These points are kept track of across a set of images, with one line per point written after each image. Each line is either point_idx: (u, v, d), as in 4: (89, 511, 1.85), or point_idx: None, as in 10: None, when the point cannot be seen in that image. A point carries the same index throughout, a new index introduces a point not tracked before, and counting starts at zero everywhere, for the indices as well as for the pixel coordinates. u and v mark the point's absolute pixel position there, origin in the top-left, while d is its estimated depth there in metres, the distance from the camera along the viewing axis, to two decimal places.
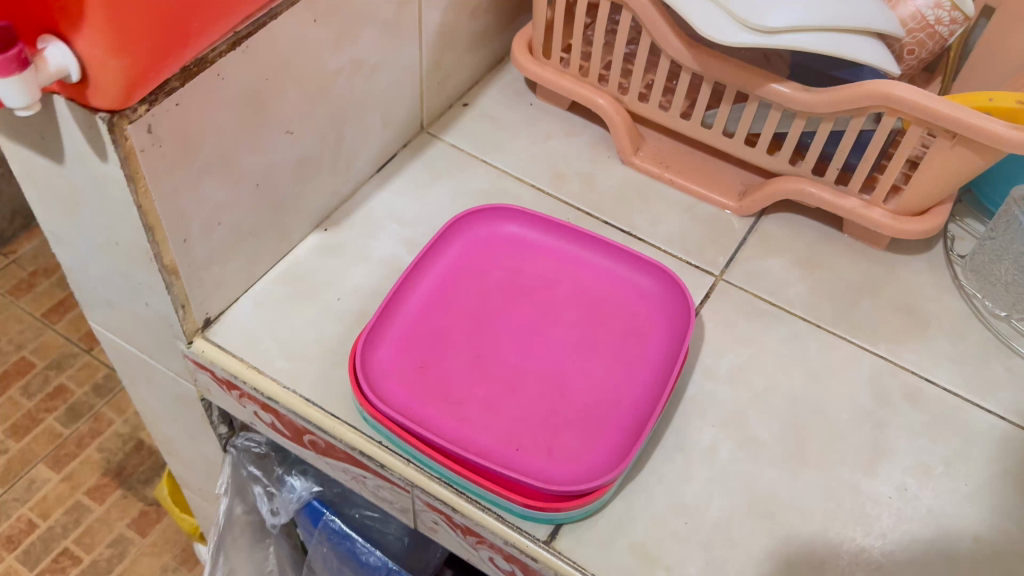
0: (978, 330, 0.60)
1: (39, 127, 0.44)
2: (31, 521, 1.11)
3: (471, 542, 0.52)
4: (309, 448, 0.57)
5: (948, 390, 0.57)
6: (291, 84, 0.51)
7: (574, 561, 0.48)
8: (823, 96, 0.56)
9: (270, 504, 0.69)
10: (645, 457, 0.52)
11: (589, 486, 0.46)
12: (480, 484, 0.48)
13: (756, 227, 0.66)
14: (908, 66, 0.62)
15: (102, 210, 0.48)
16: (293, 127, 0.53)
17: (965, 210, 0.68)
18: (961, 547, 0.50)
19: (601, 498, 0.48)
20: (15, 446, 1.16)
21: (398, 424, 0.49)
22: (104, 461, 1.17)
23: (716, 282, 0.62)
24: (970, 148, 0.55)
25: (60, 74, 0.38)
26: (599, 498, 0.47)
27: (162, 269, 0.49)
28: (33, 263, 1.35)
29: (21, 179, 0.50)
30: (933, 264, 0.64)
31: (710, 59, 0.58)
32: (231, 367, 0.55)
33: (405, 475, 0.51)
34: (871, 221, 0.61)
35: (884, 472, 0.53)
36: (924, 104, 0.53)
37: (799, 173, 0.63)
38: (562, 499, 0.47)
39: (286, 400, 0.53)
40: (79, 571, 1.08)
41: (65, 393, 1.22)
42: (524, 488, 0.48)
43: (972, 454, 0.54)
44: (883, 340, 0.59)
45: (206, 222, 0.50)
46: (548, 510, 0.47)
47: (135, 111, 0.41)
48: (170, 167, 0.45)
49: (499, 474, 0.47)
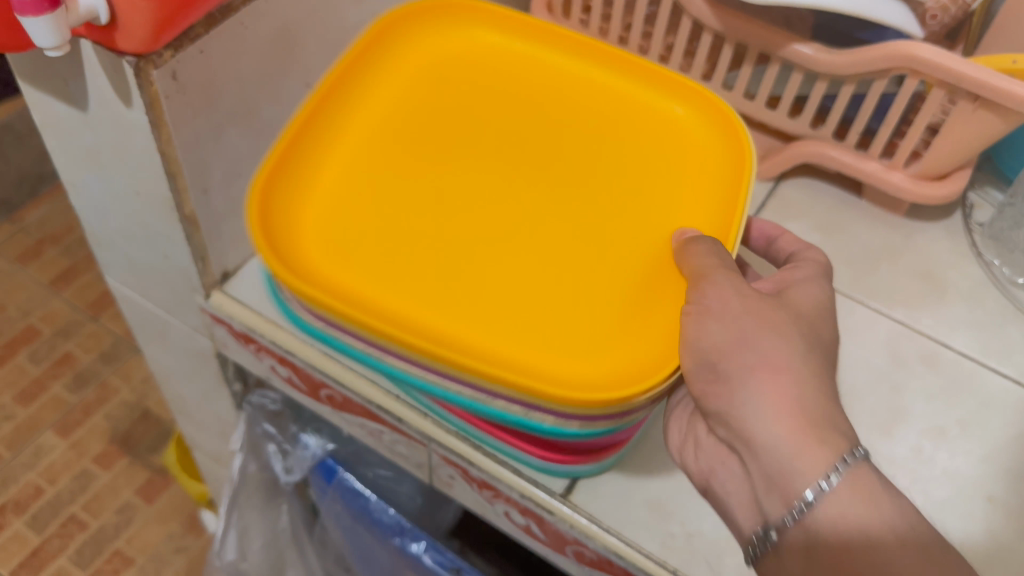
0: (994, 297, 0.60)
1: (62, 73, 0.44)
2: (38, 486, 1.11)
3: (487, 497, 0.52)
4: (324, 404, 0.58)
5: (965, 355, 0.57)
6: (313, 35, 0.50)
7: (588, 513, 0.48)
8: (846, 56, 0.55)
9: (284, 462, 0.70)
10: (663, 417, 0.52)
11: (608, 440, 0.46)
12: (498, 436, 0.48)
13: (774, 192, 0.66)
14: (930, 31, 0.61)
15: (124, 159, 0.48)
16: (314, 80, 0.53)
17: (984, 177, 0.67)
18: (976, 507, 0.50)
19: (618, 453, 0.48)
20: (21, 412, 1.17)
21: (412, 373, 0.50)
22: (111, 428, 1.17)
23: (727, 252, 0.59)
24: (992, 112, 0.54)
25: (89, 16, 0.37)
26: (616, 452, 0.48)
27: (183, 219, 0.49)
28: (40, 230, 1.35)
29: (42, 128, 0.50)
30: (950, 231, 0.64)
31: (733, 18, 0.58)
32: (248, 321, 0.54)
33: (422, 428, 0.51)
34: (892, 185, 0.61)
35: (900, 433, 0.53)
36: (947, 66, 0.52)
37: (820, 137, 0.62)
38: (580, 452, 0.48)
39: (304, 352, 0.53)
40: (86, 536, 1.08)
41: (71, 360, 1.22)
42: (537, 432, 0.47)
43: (990, 417, 0.54)
44: (900, 305, 0.59)
45: (226, 172, 0.50)
46: (566, 462, 0.47)
47: (160, 56, 0.41)
48: (193, 114, 0.45)
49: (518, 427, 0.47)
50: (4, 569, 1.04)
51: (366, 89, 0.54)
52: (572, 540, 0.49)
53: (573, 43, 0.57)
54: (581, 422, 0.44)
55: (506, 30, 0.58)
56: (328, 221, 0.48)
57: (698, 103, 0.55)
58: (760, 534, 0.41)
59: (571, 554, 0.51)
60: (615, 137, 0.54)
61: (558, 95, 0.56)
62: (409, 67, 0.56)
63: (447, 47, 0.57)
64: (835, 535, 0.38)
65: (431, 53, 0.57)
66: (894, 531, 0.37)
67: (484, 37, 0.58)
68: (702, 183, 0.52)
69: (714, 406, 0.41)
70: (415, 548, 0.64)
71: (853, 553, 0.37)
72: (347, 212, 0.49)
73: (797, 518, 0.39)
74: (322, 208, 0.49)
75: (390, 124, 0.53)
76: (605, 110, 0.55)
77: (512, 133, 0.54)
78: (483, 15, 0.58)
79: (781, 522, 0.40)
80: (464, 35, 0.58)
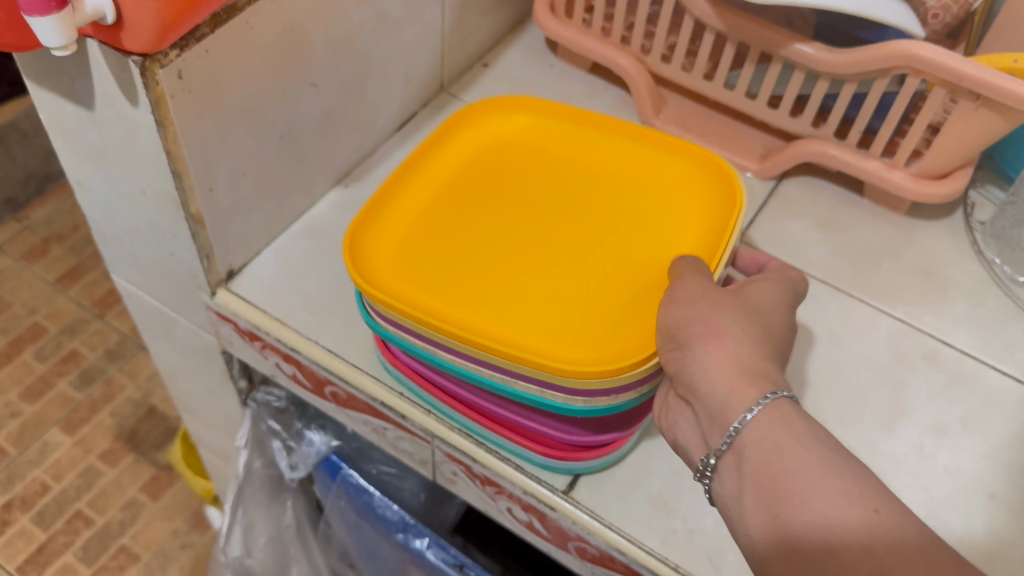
0: (996, 295, 0.60)
1: (70, 72, 0.45)
2: (44, 483, 1.12)
3: (490, 493, 0.53)
4: (329, 400, 0.58)
5: (967, 353, 0.57)
6: (318, 36, 0.51)
7: (591, 510, 0.48)
8: (847, 55, 0.55)
9: (289, 459, 0.70)
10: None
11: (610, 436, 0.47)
12: (499, 433, 0.49)
13: (777, 190, 0.66)
14: (932, 30, 0.61)
15: (129, 157, 0.48)
16: (319, 80, 0.53)
17: (985, 176, 0.68)
18: (978, 503, 0.50)
19: (620, 449, 0.49)
20: (28, 409, 1.17)
21: (419, 373, 0.50)
22: (117, 425, 1.18)
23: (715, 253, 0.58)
24: (993, 111, 0.54)
25: (95, 16, 0.38)
26: (619, 449, 0.48)
27: (189, 217, 0.50)
28: (46, 229, 1.36)
29: (49, 127, 0.51)
30: (952, 230, 0.64)
31: (734, 18, 0.58)
32: (253, 319, 0.55)
33: (425, 425, 0.51)
34: (892, 184, 0.61)
35: (901, 430, 0.53)
36: (947, 64, 0.53)
37: (822, 136, 0.63)
38: (581, 449, 0.48)
39: (308, 350, 0.54)
40: (92, 533, 1.09)
41: (77, 358, 1.23)
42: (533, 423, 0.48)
43: (992, 414, 0.54)
44: (902, 303, 0.60)
45: (232, 171, 0.50)
46: (569, 459, 0.48)
47: (166, 55, 0.41)
48: (199, 113, 0.45)
49: (518, 422, 0.48)
50: (10, 565, 1.05)
51: (418, 165, 0.56)
52: (574, 537, 0.50)
53: (600, 120, 0.59)
54: (586, 399, 0.44)
55: (538, 114, 0.61)
56: (398, 275, 0.50)
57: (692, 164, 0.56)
58: (702, 467, 0.40)
59: (574, 550, 0.51)
60: (636, 194, 0.56)
61: (588, 163, 0.58)
62: (458, 153, 0.59)
63: (487, 132, 0.60)
64: (760, 454, 0.37)
65: (478, 138, 0.60)
66: (815, 449, 0.36)
67: (514, 120, 0.61)
68: (707, 214, 0.54)
69: (675, 368, 0.41)
70: (419, 545, 0.65)
71: (775, 468, 0.36)
72: (414, 269, 0.51)
73: (729, 444, 0.38)
74: (390, 266, 0.51)
75: (443, 197, 0.55)
76: (634, 171, 0.57)
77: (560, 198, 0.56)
78: (511, 103, 0.61)
79: (719, 450, 0.39)
80: (499, 123, 0.61)
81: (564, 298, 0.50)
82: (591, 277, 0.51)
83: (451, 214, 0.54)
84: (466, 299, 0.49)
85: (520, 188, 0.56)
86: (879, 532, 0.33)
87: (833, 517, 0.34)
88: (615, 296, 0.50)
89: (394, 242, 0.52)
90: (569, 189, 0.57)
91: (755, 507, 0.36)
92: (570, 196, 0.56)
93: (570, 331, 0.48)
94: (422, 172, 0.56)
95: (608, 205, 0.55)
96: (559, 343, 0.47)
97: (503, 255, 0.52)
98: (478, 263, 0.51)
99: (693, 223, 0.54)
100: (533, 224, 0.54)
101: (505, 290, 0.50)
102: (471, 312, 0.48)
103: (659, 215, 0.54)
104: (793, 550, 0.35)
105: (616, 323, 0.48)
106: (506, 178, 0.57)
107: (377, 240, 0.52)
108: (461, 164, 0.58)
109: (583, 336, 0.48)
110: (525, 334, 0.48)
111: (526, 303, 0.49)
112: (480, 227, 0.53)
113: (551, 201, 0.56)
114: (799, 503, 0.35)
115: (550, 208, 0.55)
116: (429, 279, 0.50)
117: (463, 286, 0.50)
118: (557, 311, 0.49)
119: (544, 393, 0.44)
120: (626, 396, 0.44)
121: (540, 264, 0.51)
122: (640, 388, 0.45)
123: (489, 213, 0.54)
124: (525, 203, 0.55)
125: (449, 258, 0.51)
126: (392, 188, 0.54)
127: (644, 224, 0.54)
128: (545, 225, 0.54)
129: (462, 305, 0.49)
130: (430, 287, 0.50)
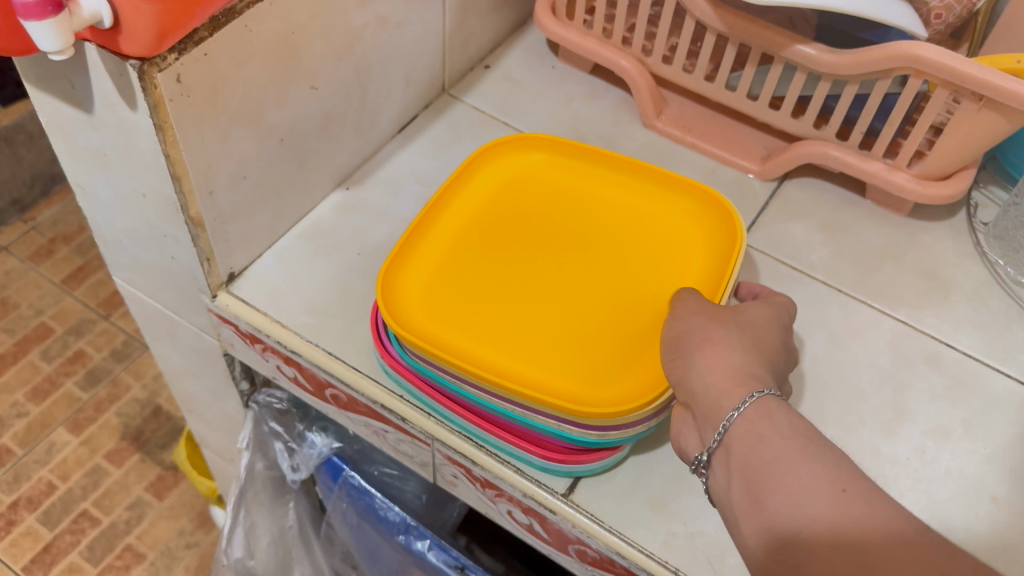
0: (999, 297, 0.60)
1: (69, 76, 0.45)
2: (50, 483, 1.12)
3: (490, 496, 0.53)
4: (330, 403, 0.58)
5: (969, 355, 0.57)
6: (317, 39, 0.51)
7: (591, 513, 0.48)
8: (849, 56, 0.55)
9: (290, 460, 0.71)
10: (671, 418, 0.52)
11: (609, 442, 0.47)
12: (500, 438, 0.49)
13: (778, 191, 0.66)
14: (934, 31, 0.61)
15: (129, 161, 0.48)
16: (318, 82, 0.53)
17: (989, 176, 0.67)
18: (980, 507, 0.50)
19: (618, 455, 0.49)
20: (34, 409, 1.18)
21: (426, 383, 0.50)
22: (122, 425, 1.18)
23: None
24: (996, 112, 0.54)
25: (93, 20, 0.38)
26: (617, 453, 0.48)
27: (188, 220, 0.50)
28: (53, 229, 1.37)
29: (50, 131, 0.51)
30: (955, 231, 0.64)
31: (736, 19, 0.58)
32: (254, 321, 0.55)
33: (425, 428, 0.51)
34: (894, 185, 0.61)
35: (903, 432, 0.53)
36: (950, 65, 0.52)
37: (824, 137, 0.63)
38: (581, 451, 0.48)
39: (308, 352, 0.54)
40: (98, 532, 1.09)
41: (83, 358, 1.23)
42: (538, 439, 0.48)
43: (993, 417, 0.54)
44: (903, 305, 0.59)
45: (232, 174, 0.50)
46: (567, 462, 0.48)
47: (164, 59, 0.41)
48: (198, 117, 0.45)
49: (521, 427, 0.48)
50: (17, 564, 1.06)
51: (442, 206, 0.56)
52: (574, 540, 0.49)
53: (619, 163, 0.60)
54: (598, 433, 0.46)
55: (556, 154, 0.61)
56: (426, 327, 0.50)
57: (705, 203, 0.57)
58: (696, 462, 0.40)
59: (574, 553, 0.51)
60: (648, 235, 0.57)
61: (603, 205, 0.59)
62: (479, 191, 0.59)
63: (506, 171, 0.60)
64: (744, 446, 0.37)
65: (499, 173, 0.60)
66: (797, 441, 0.36)
67: (532, 157, 0.61)
68: (711, 252, 0.56)
69: (674, 376, 0.42)
70: (420, 547, 0.65)
71: (756, 459, 0.36)
72: (439, 317, 0.51)
73: (720, 441, 0.38)
74: (417, 314, 0.51)
75: (467, 239, 0.56)
76: (647, 214, 0.58)
77: (575, 240, 0.56)
78: (530, 140, 0.61)
79: (710, 447, 0.39)
80: (517, 161, 0.61)
81: (583, 343, 0.50)
82: (605, 319, 0.52)
83: (474, 258, 0.55)
84: (491, 350, 0.50)
85: (540, 230, 0.57)
86: (852, 514, 0.33)
87: (808, 501, 0.34)
88: (627, 337, 0.51)
89: (419, 288, 0.52)
90: (587, 232, 0.57)
91: (740, 496, 0.37)
92: (587, 239, 0.57)
93: (587, 373, 0.49)
94: (443, 214, 0.56)
95: (622, 248, 0.56)
96: (574, 386, 0.48)
97: (525, 301, 0.53)
98: (502, 310, 0.52)
99: (697, 261, 0.55)
100: (552, 269, 0.54)
101: (528, 338, 0.51)
102: (495, 364, 0.49)
103: (669, 257, 0.56)
104: (771, 535, 0.35)
105: (629, 363, 0.49)
106: (525, 219, 0.58)
107: (404, 286, 0.52)
108: (483, 203, 0.58)
109: (597, 376, 0.49)
110: (547, 385, 0.48)
111: (547, 350, 0.50)
112: (503, 272, 0.54)
113: (569, 244, 0.56)
114: (776, 489, 0.35)
115: (569, 253, 0.56)
116: (454, 328, 0.51)
117: (487, 334, 0.50)
118: (575, 355, 0.50)
119: (560, 426, 0.46)
120: (631, 432, 0.46)
121: (561, 309, 0.52)
122: (646, 423, 0.46)
123: (511, 256, 0.55)
124: (545, 245, 0.56)
125: (472, 305, 0.52)
126: (420, 227, 0.54)
127: (654, 266, 0.55)
128: (564, 269, 0.55)
129: (487, 357, 0.49)
130: (454, 337, 0.50)
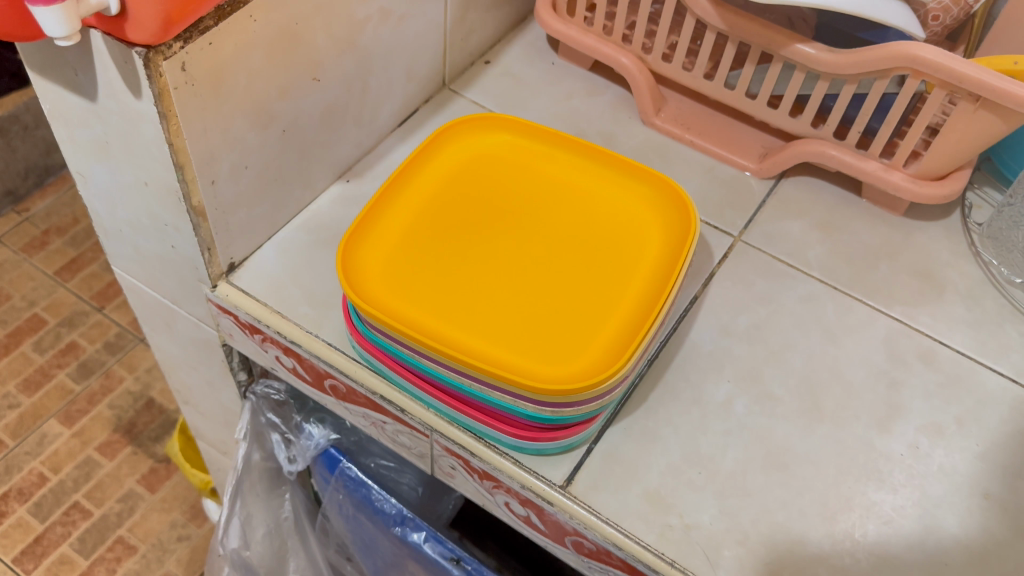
0: (992, 296, 0.61)
1: (73, 64, 0.45)
2: (42, 474, 1.12)
3: (488, 487, 0.53)
4: (328, 394, 0.58)
5: (962, 353, 0.57)
6: (320, 30, 0.51)
7: (589, 505, 0.48)
8: (847, 56, 0.56)
9: (287, 452, 0.70)
10: (636, 395, 0.53)
11: (575, 418, 0.48)
12: (471, 416, 0.49)
13: (776, 190, 0.66)
14: (931, 33, 0.62)
15: (132, 149, 0.48)
16: (321, 73, 0.53)
17: (983, 178, 0.68)
18: (970, 503, 0.51)
19: (586, 431, 0.49)
20: (26, 400, 1.18)
21: (394, 360, 0.51)
22: (115, 418, 1.18)
23: (713, 271, 0.60)
24: (993, 112, 0.55)
25: (100, 6, 0.38)
26: (583, 431, 0.49)
27: (191, 210, 0.50)
28: (46, 221, 1.36)
29: (51, 119, 0.51)
30: (950, 231, 0.65)
31: (737, 18, 0.58)
32: (253, 311, 0.55)
33: (424, 420, 0.52)
34: (891, 184, 0.61)
35: (897, 429, 0.53)
36: (947, 65, 0.53)
37: (822, 136, 0.63)
38: (553, 429, 0.48)
39: (308, 343, 0.54)
40: (90, 524, 1.09)
41: (76, 349, 1.23)
42: (505, 417, 0.49)
43: (985, 414, 0.54)
44: (899, 303, 0.60)
45: (234, 165, 0.51)
46: (538, 440, 0.48)
47: (169, 47, 0.41)
48: (202, 106, 0.45)
49: (488, 406, 0.49)
50: (8, 556, 1.05)
51: (406, 181, 0.57)
52: (572, 531, 0.50)
53: (579, 145, 0.60)
54: (553, 409, 0.46)
55: (520, 135, 0.61)
56: (388, 302, 0.51)
57: (660, 188, 0.57)
58: None
59: (571, 544, 0.51)
60: (610, 213, 0.58)
61: (566, 186, 0.59)
62: (444, 169, 0.59)
63: (472, 149, 0.61)
64: None
65: (463, 151, 0.60)
66: None
67: (501, 138, 0.62)
68: (666, 238, 0.56)
69: None
70: (416, 538, 0.65)
71: None
72: (400, 289, 0.51)
73: None
74: (376, 286, 0.51)
75: (430, 215, 0.56)
76: (611, 196, 0.59)
77: (539, 220, 0.57)
78: (496, 121, 0.61)
79: None
80: (485, 141, 0.61)
81: (538, 322, 0.51)
82: (566, 295, 0.52)
83: (436, 235, 0.55)
84: (447, 324, 0.50)
85: (503, 209, 0.57)
86: None
87: None
88: (582, 317, 0.51)
89: (380, 260, 0.53)
90: (548, 213, 0.57)
91: None
92: (549, 221, 0.57)
93: (545, 349, 0.49)
94: (408, 191, 0.57)
95: (580, 230, 0.56)
96: (526, 362, 0.49)
97: (483, 278, 0.53)
98: (461, 286, 0.52)
99: (653, 247, 0.56)
100: (512, 246, 0.55)
101: (484, 313, 0.51)
102: (451, 338, 0.49)
103: (625, 243, 0.56)
104: None
105: (582, 345, 0.50)
106: (488, 198, 0.58)
107: (367, 262, 0.52)
108: (448, 181, 0.58)
109: (556, 352, 0.49)
110: (502, 359, 0.49)
111: (508, 326, 0.50)
112: (465, 248, 0.54)
113: (531, 224, 0.57)
114: None
115: (531, 233, 0.56)
116: (413, 300, 0.51)
117: (446, 309, 0.51)
118: (530, 333, 0.50)
119: (517, 402, 0.46)
120: (583, 410, 0.46)
121: (518, 287, 0.53)
122: (599, 401, 0.47)
123: (472, 234, 0.55)
124: (508, 224, 0.56)
125: (431, 281, 0.52)
126: (384, 201, 0.55)
127: (610, 249, 0.55)
128: (523, 248, 0.55)
129: (448, 333, 0.50)
130: (413, 309, 0.51)
